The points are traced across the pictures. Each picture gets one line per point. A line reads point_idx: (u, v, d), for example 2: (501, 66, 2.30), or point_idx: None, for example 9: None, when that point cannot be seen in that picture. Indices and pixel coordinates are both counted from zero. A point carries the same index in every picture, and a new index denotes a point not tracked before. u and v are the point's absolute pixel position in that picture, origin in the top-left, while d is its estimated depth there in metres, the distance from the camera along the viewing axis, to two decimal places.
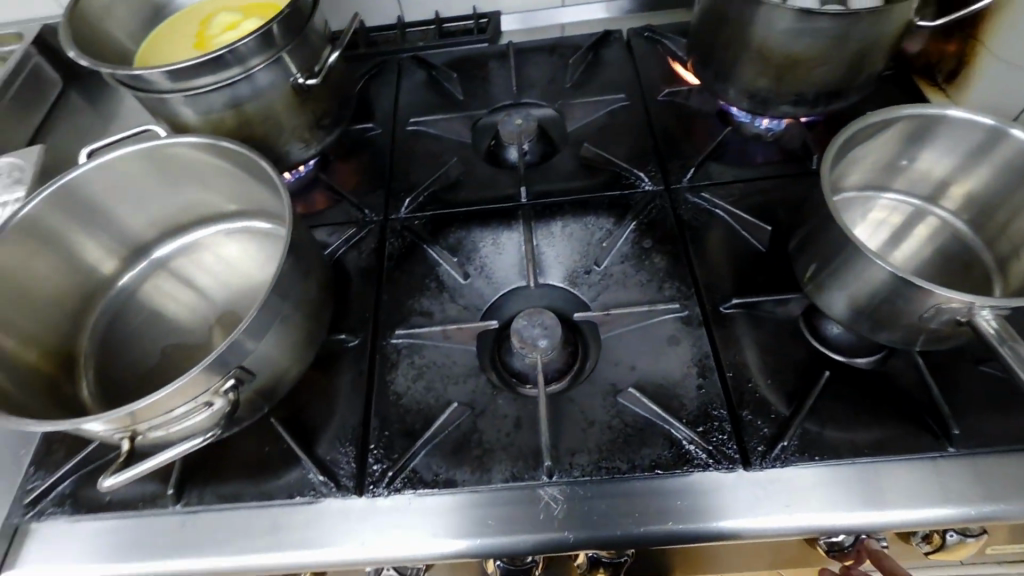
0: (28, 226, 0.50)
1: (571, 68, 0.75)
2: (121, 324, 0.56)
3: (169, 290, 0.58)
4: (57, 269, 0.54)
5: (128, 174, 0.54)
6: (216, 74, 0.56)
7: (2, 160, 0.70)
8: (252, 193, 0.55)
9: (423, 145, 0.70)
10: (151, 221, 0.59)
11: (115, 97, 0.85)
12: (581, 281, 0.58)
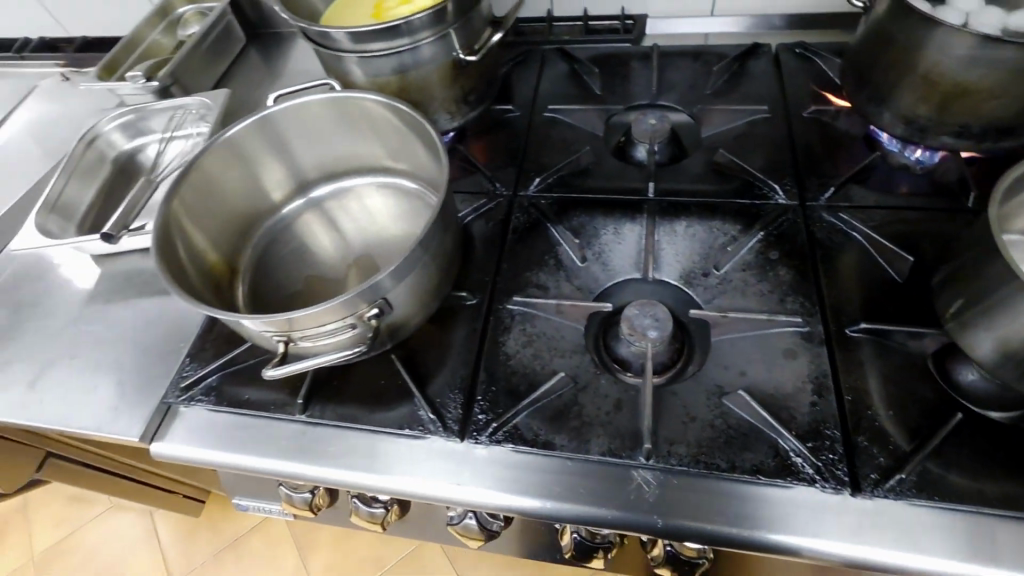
0: (229, 143, 0.58)
1: (714, 75, 0.75)
2: (275, 247, 0.64)
3: (320, 226, 0.64)
4: (241, 186, 0.62)
5: (315, 117, 0.61)
6: (390, 41, 0.62)
7: (195, 97, 0.79)
8: (414, 154, 0.61)
9: (557, 132, 0.73)
10: (319, 162, 0.66)
11: (287, 59, 0.95)
12: (696, 282, 0.59)
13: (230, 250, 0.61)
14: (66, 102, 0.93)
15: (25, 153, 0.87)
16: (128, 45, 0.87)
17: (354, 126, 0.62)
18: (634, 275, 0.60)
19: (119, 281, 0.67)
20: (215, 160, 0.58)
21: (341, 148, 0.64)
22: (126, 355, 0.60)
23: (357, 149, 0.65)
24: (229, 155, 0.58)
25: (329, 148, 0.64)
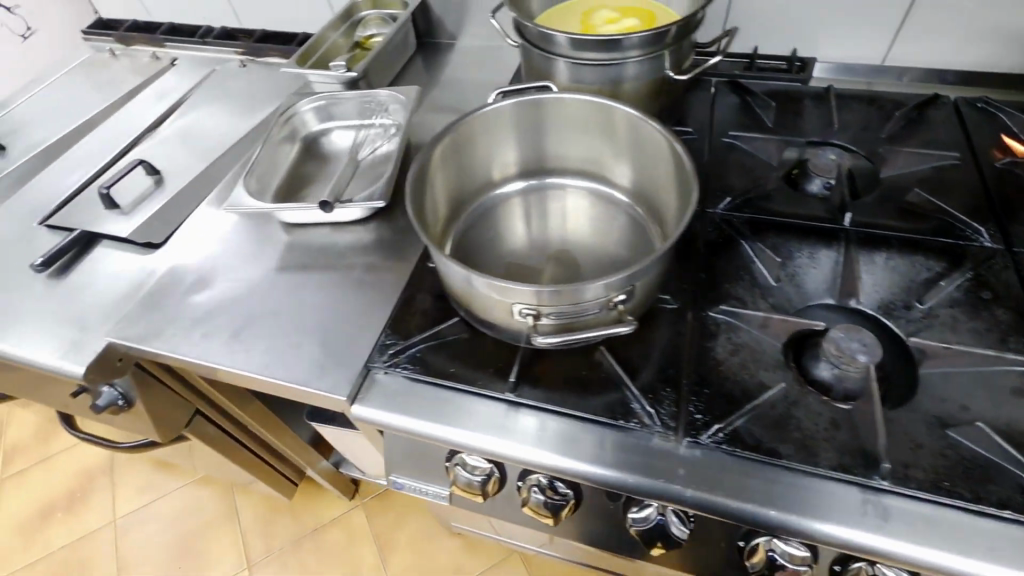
0: (482, 118, 0.62)
1: (887, 121, 0.76)
2: (476, 228, 0.66)
3: (521, 218, 0.67)
4: (474, 161, 0.66)
5: (562, 115, 0.64)
6: (603, 53, 0.65)
7: (385, 91, 0.84)
8: (646, 171, 0.63)
9: (738, 158, 0.75)
10: (542, 156, 0.69)
11: (451, 67, 1.00)
12: (897, 313, 0.58)
13: (444, 220, 0.65)
14: (244, 85, 0.99)
15: (206, 127, 0.92)
16: (318, 43, 0.93)
17: (584, 130, 0.65)
18: (830, 301, 0.60)
19: (311, 251, 0.70)
20: (460, 134, 0.62)
21: (562, 148, 0.67)
22: (326, 320, 0.63)
23: (575, 152, 0.67)
24: (467, 132, 0.62)
25: (551, 145, 0.67)
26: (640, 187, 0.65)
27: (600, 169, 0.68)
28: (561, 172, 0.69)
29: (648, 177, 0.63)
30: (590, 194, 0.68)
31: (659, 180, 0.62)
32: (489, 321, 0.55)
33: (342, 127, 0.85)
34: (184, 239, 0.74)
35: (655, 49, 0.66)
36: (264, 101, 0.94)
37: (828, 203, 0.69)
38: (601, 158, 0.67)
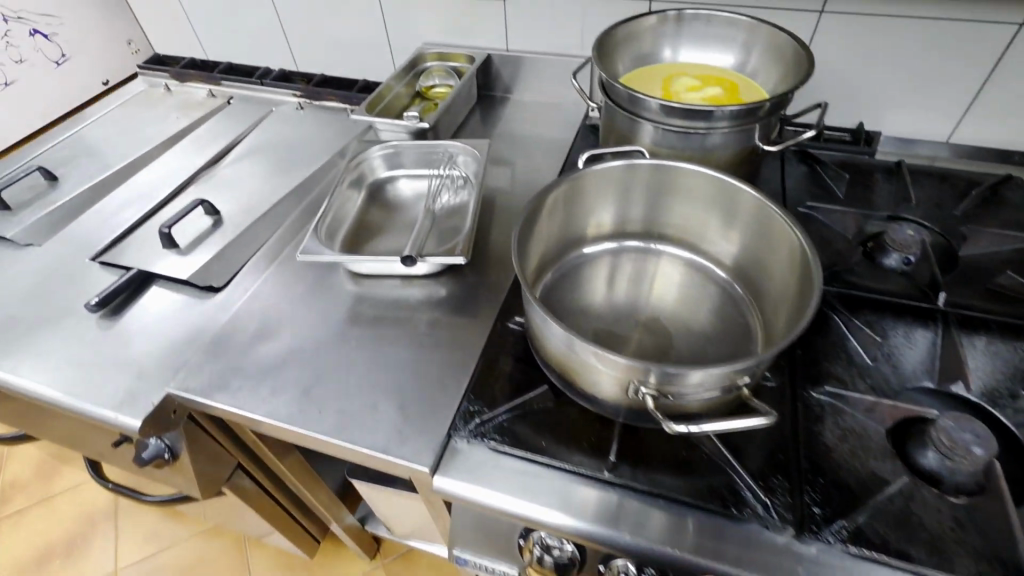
0: (590, 178, 0.61)
1: (966, 198, 0.76)
2: (564, 288, 0.64)
3: (613, 283, 0.65)
4: (573, 217, 0.64)
5: (672, 184, 0.62)
6: (688, 121, 0.65)
7: (459, 144, 0.83)
8: (756, 252, 0.60)
9: (815, 229, 0.74)
10: (640, 220, 0.67)
11: (510, 121, 1.01)
12: (1002, 403, 0.55)
13: (535, 274, 0.63)
14: (305, 130, 0.99)
15: (265, 168, 0.91)
16: (383, 93, 0.93)
17: (693, 202, 0.63)
18: (932, 385, 0.57)
19: (382, 306, 0.68)
20: (567, 189, 0.61)
21: (666, 215, 0.66)
22: (403, 382, 0.60)
23: (680, 222, 0.66)
24: (570, 189, 0.61)
25: (655, 212, 0.66)
26: (742, 265, 0.63)
27: (704, 242, 0.66)
28: (663, 239, 0.68)
29: (753, 256, 0.61)
30: (685, 264, 0.66)
31: (767, 261, 0.59)
32: (589, 394, 0.51)
33: (409, 177, 0.85)
34: (249, 285, 0.72)
35: (745, 122, 0.64)
36: (326, 147, 0.94)
37: (912, 281, 0.68)
38: (706, 232, 0.65)
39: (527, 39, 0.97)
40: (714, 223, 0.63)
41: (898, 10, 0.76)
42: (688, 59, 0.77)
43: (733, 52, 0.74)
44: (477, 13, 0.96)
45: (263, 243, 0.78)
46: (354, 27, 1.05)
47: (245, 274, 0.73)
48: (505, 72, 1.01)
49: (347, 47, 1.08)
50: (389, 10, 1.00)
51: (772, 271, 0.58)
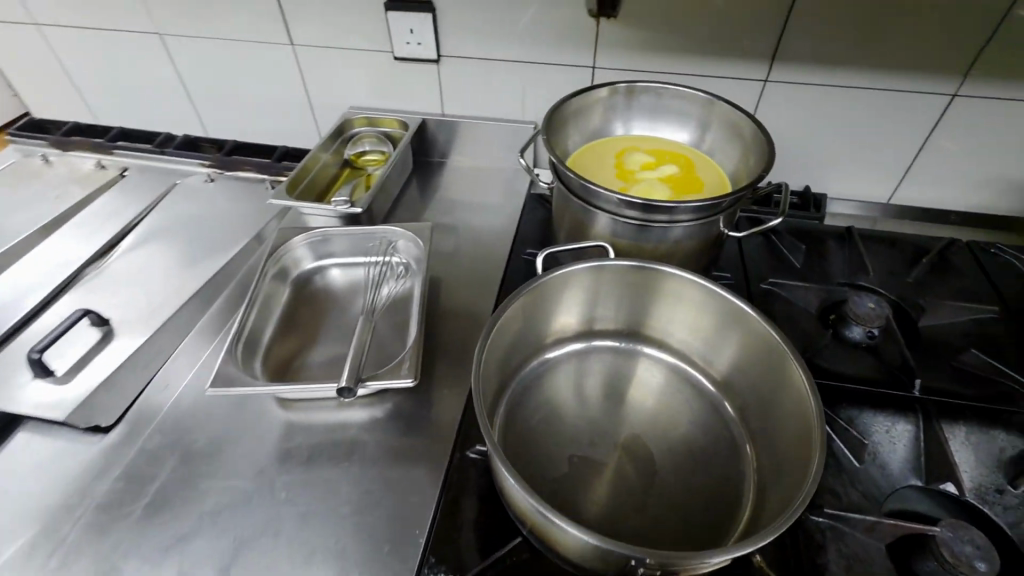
0: (557, 280, 0.56)
1: (917, 265, 0.76)
2: (537, 400, 0.57)
3: (596, 395, 0.58)
4: (538, 320, 0.58)
5: (648, 285, 0.57)
6: (646, 213, 0.60)
7: (394, 228, 0.74)
8: (746, 366, 0.55)
9: (780, 307, 0.71)
10: (613, 318, 0.61)
11: (452, 189, 0.93)
12: (990, 501, 0.53)
13: (496, 391, 0.55)
14: (214, 207, 0.87)
15: (164, 257, 0.78)
16: (308, 164, 0.83)
17: (686, 309, 0.57)
18: (924, 484, 0.54)
19: (316, 438, 0.58)
20: (531, 295, 0.55)
21: (651, 317, 0.60)
22: (346, 543, 0.50)
23: (671, 324, 0.60)
24: (538, 294, 0.56)
25: (642, 312, 0.60)
26: (734, 380, 0.57)
27: (696, 349, 0.60)
28: (653, 340, 0.62)
29: (744, 372, 0.55)
30: (664, 369, 0.61)
31: (766, 384, 0.53)
32: (571, 560, 0.44)
33: (344, 266, 0.76)
34: (155, 416, 0.60)
35: (709, 215, 0.60)
36: (239, 228, 0.83)
37: (880, 360, 0.66)
38: (695, 338, 0.59)
39: (464, 103, 0.90)
40: (710, 332, 0.57)
41: (839, 81, 0.76)
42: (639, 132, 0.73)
43: (685, 127, 0.70)
44: (408, 77, 0.88)
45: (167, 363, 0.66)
46: (270, 90, 0.94)
47: (142, 408, 0.61)
48: (442, 136, 0.94)
49: (262, 111, 0.97)
50: (309, 73, 0.91)
51: (766, 392, 0.52)
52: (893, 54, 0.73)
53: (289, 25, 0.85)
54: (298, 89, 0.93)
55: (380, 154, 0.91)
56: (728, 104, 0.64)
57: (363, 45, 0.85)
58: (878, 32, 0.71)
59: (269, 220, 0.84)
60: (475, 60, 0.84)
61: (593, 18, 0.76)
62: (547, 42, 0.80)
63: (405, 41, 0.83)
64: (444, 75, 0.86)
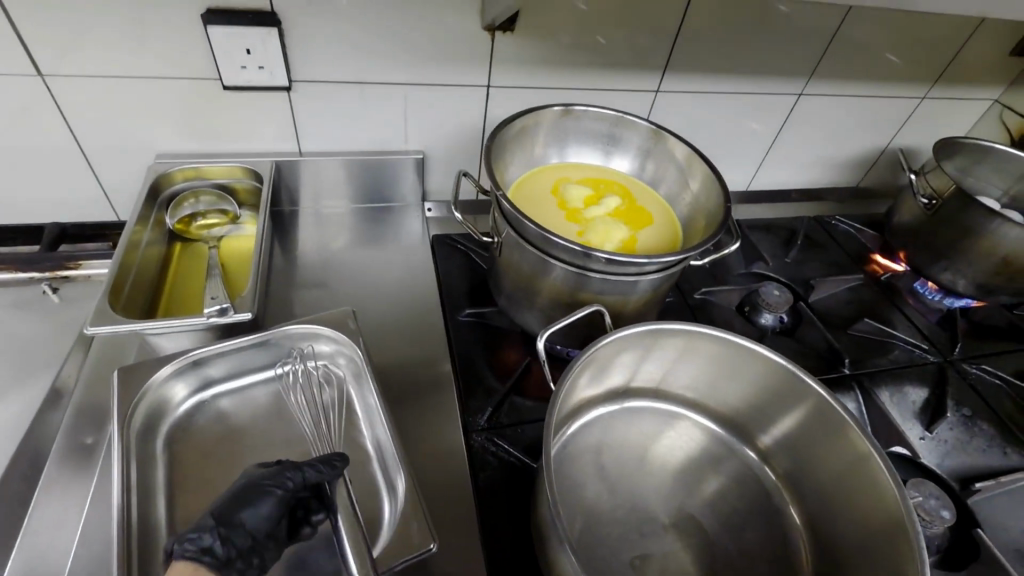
0: (600, 352, 0.49)
1: (791, 245, 0.86)
2: (570, 505, 0.48)
3: (634, 476, 0.52)
4: (575, 399, 0.50)
5: (689, 347, 0.52)
6: (616, 268, 0.54)
7: (321, 332, 0.56)
8: (799, 440, 0.53)
9: (718, 314, 0.74)
10: (643, 380, 0.56)
11: (335, 246, 0.76)
12: (923, 448, 0.64)
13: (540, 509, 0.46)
14: None
15: None
16: (127, 260, 0.58)
17: (724, 369, 0.54)
18: None
19: None
20: (574, 380, 0.47)
21: (685, 377, 0.56)
22: None
23: (708, 388, 0.56)
24: (574, 376, 0.48)
25: (678, 374, 0.56)
26: (781, 450, 0.54)
27: (734, 412, 0.57)
28: (683, 401, 0.58)
29: (795, 443, 0.53)
30: (697, 436, 0.57)
31: (820, 458, 0.51)
32: None
33: (232, 391, 0.54)
34: None
35: (672, 265, 0.56)
36: (26, 368, 0.59)
37: (810, 347, 0.72)
38: (735, 401, 0.56)
39: (332, 140, 0.72)
40: (750, 396, 0.55)
41: (710, 86, 0.81)
42: (576, 158, 0.69)
43: (626, 154, 0.69)
44: (248, 110, 0.66)
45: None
46: (10, 146, 0.62)
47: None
48: (305, 179, 0.75)
49: (0, 176, 0.64)
50: (81, 116, 0.62)
51: (814, 450, 0.51)
52: (753, 59, 0.79)
53: (31, 50, 0.56)
54: (63, 140, 0.64)
55: (221, 215, 0.70)
56: (677, 139, 0.62)
57: (172, 72, 0.61)
58: (743, 40, 0.76)
59: (64, 359, 0.59)
60: (342, 84, 0.67)
61: (486, 32, 0.66)
62: (434, 60, 0.67)
63: (240, 64, 0.61)
64: (300, 105, 0.67)
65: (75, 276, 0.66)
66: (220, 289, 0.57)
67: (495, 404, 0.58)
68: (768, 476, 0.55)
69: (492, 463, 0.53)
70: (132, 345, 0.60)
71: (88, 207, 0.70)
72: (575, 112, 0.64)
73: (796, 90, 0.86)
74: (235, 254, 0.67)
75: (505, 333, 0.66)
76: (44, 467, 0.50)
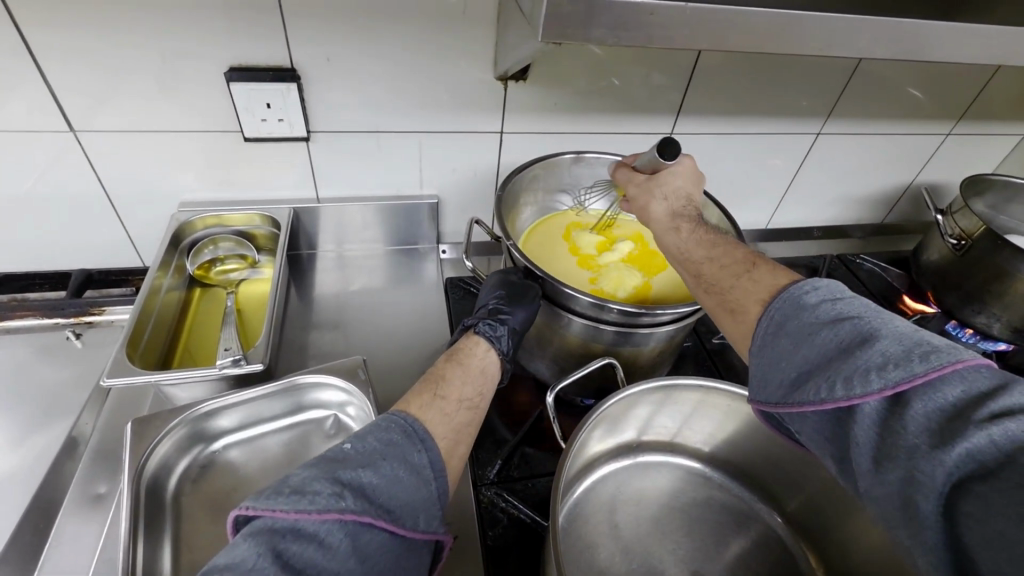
0: (613, 406, 0.48)
1: None
2: (581, 567, 0.46)
3: (650, 538, 0.50)
4: (587, 453, 0.49)
5: (707, 403, 0.51)
6: (633, 320, 0.52)
7: (334, 382, 0.55)
8: (824, 504, 0.50)
9: (738, 359, 0.71)
10: (661, 434, 0.55)
11: (351, 287, 0.77)
12: None
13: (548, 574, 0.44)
14: None
15: None
16: (146, 305, 0.60)
17: (743, 425, 0.52)
18: None
19: None
20: (585, 435, 0.46)
21: (706, 433, 0.55)
22: None
23: (731, 446, 0.55)
24: (586, 432, 0.47)
25: (697, 429, 0.54)
26: (807, 513, 0.52)
27: (757, 470, 0.55)
28: (704, 457, 0.56)
29: (819, 505, 0.51)
30: (719, 495, 0.55)
31: (846, 524, 0.49)
32: None
33: (243, 441, 0.55)
34: None
35: (691, 314, 0.54)
36: (48, 413, 0.60)
37: None
38: (754, 457, 0.54)
39: (349, 185, 0.74)
40: (774, 456, 0.53)
41: (725, 127, 0.81)
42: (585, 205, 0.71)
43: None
44: (267, 160, 0.68)
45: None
46: (43, 199, 0.65)
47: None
48: (321, 224, 0.76)
49: (30, 226, 0.67)
50: (109, 168, 0.65)
51: (839, 510, 0.49)
52: (770, 99, 0.79)
53: (64, 107, 0.59)
54: (95, 194, 0.66)
55: (241, 259, 0.72)
56: None
57: (193, 125, 0.63)
58: (758, 81, 0.76)
59: (82, 408, 0.60)
60: (358, 133, 0.68)
61: (500, 82, 0.67)
62: (448, 109, 0.68)
63: (260, 117, 0.63)
64: (318, 155, 0.69)
65: (98, 321, 0.68)
66: (234, 340, 0.57)
67: (506, 456, 0.57)
68: (793, 540, 0.53)
69: (502, 520, 0.52)
70: (148, 394, 0.61)
71: (115, 255, 0.73)
72: (586, 159, 0.65)
73: (814, 129, 0.85)
74: (253, 298, 0.69)
75: (517, 379, 0.65)
76: (55, 514, 0.51)
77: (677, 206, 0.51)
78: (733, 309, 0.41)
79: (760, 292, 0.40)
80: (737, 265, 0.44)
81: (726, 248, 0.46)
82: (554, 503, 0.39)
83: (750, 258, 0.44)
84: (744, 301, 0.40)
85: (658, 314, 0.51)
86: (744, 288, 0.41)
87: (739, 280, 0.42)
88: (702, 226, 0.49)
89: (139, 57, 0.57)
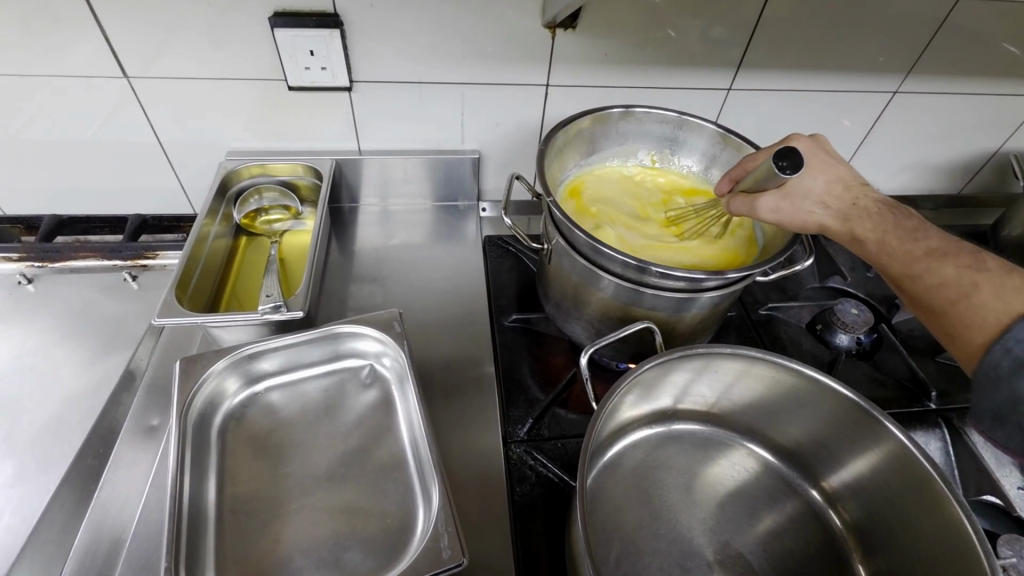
0: (649, 373, 0.47)
1: None
2: (606, 529, 0.46)
3: (680, 504, 0.49)
4: (617, 417, 0.48)
5: (749, 374, 0.49)
6: (674, 283, 0.50)
7: (370, 335, 0.56)
8: (869, 485, 0.48)
9: (785, 332, 0.68)
10: (698, 403, 0.53)
11: (391, 239, 0.77)
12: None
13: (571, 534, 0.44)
14: (58, 324, 0.65)
15: (15, 414, 0.58)
16: (195, 252, 0.62)
17: (790, 401, 0.50)
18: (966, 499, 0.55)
19: None
20: (618, 398, 0.45)
21: (746, 406, 0.53)
22: None
23: (772, 420, 0.52)
24: (619, 397, 0.46)
25: (736, 401, 0.53)
26: (849, 492, 0.50)
27: (802, 446, 0.52)
28: (743, 430, 0.54)
29: (863, 486, 0.49)
30: (756, 469, 0.53)
31: (893, 507, 0.46)
32: None
33: (285, 384, 0.56)
34: None
35: (738, 281, 0.52)
36: (106, 350, 0.64)
37: (888, 375, 0.65)
38: (798, 433, 0.52)
39: (392, 138, 0.73)
40: (818, 432, 0.50)
41: (791, 83, 0.75)
42: (632, 161, 0.70)
43: (691, 156, 0.68)
44: (310, 109, 0.68)
45: (67, 555, 0.48)
46: (104, 144, 0.68)
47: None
48: (363, 177, 0.76)
49: (93, 171, 0.70)
50: (163, 116, 0.66)
51: (891, 495, 0.46)
52: (843, 53, 0.72)
53: (118, 55, 0.60)
54: (150, 141, 0.68)
55: (284, 210, 0.73)
56: (745, 143, 0.61)
57: (239, 73, 0.63)
58: (829, 34, 0.69)
59: (137, 344, 0.63)
60: (401, 82, 0.67)
61: (547, 30, 0.64)
62: (493, 60, 0.66)
63: (304, 66, 0.63)
64: (360, 105, 0.68)
65: (152, 265, 0.71)
66: (275, 287, 0.59)
67: (537, 416, 0.57)
68: (831, 519, 0.51)
69: (530, 477, 0.52)
70: (196, 334, 0.64)
71: (168, 201, 0.75)
72: (635, 114, 0.64)
73: (891, 88, 0.77)
74: (295, 248, 0.70)
75: (552, 341, 0.65)
76: (114, 443, 0.55)
77: (838, 218, 0.50)
78: (954, 338, 0.44)
79: (985, 321, 0.41)
80: (949, 284, 0.44)
81: (936, 262, 0.45)
82: (583, 463, 0.39)
83: (963, 272, 0.44)
84: (965, 332, 0.43)
85: (702, 280, 0.48)
86: (963, 317, 0.43)
87: (955, 306, 0.43)
88: (891, 233, 0.48)
89: (188, 5, 0.57)
